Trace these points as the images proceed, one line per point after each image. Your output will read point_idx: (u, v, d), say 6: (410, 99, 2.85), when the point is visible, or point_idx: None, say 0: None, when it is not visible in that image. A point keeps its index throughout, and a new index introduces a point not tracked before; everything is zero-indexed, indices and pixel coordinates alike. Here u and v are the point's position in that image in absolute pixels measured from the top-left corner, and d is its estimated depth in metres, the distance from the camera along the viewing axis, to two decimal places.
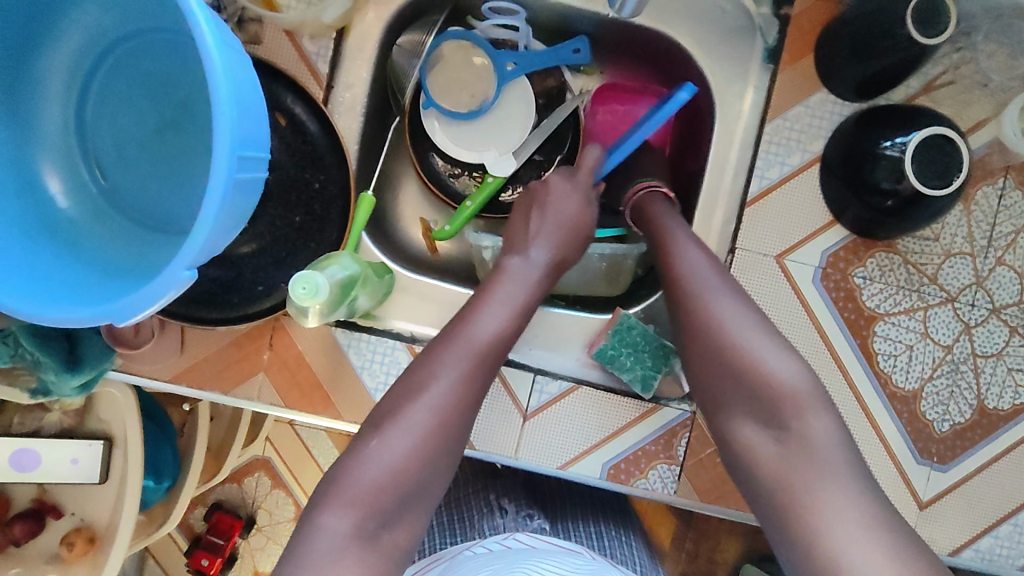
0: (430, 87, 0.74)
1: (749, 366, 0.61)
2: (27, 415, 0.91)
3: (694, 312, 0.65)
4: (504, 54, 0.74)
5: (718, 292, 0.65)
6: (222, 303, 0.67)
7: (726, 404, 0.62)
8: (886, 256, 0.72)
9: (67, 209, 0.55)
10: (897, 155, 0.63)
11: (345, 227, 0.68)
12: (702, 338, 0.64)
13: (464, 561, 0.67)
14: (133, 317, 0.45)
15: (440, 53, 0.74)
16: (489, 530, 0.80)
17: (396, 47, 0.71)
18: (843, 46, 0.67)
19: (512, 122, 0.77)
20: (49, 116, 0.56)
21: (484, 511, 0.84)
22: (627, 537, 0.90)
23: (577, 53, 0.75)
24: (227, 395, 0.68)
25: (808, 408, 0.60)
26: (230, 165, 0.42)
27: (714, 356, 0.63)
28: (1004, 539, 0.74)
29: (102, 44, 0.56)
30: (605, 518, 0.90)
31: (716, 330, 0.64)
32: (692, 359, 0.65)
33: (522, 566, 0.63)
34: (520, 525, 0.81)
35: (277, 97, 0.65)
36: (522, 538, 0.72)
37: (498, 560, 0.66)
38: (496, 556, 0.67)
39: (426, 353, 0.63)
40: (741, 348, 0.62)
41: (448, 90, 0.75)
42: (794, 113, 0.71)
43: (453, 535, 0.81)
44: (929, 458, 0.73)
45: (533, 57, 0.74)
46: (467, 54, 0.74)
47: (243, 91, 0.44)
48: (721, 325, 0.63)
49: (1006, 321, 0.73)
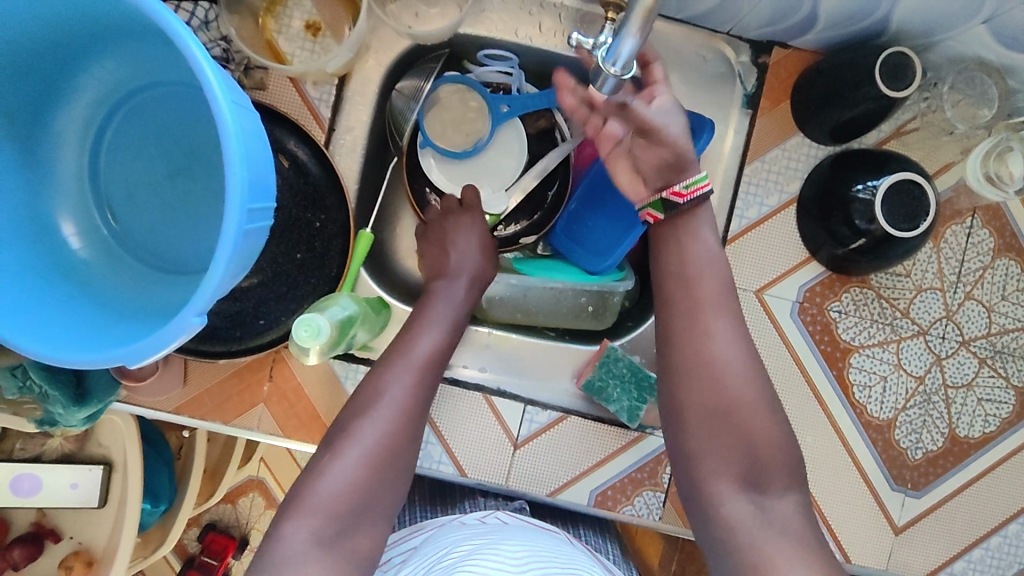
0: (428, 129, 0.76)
1: (737, 423, 0.57)
2: (29, 441, 0.93)
3: (702, 376, 0.58)
4: (497, 98, 0.75)
5: (726, 340, 0.59)
6: (226, 337, 0.70)
7: (707, 451, 0.57)
8: (860, 291, 0.76)
9: (80, 251, 0.58)
10: (869, 199, 0.67)
11: (344, 262, 0.71)
12: (700, 385, 0.58)
13: (445, 534, 0.69)
14: (145, 359, 0.47)
15: (438, 96, 0.75)
16: (468, 506, 0.82)
17: (395, 91, 0.75)
18: (816, 95, 0.71)
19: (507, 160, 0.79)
20: (65, 164, 0.59)
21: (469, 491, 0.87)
22: (606, 538, 0.92)
23: None
24: (228, 426, 0.71)
25: (751, 410, 0.57)
26: (241, 220, 0.45)
27: (705, 400, 0.58)
28: (977, 563, 0.77)
29: (117, 97, 0.60)
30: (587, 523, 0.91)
31: (717, 379, 0.58)
32: (677, 388, 0.60)
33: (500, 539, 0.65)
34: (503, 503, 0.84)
35: (281, 141, 0.69)
36: (503, 517, 0.74)
37: (479, 533, 0.67)
38: (477, 529, 0.68)
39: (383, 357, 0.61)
40: (735, 401, 0.57)
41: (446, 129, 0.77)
42: (771, 156, 0.75)
43: (433, 511, 0.85)
44: (904, 485, 0.76)
45: (525, 99, 0.75)
46: (463, 95, 0.76)
47: (253, 148, 0.47)
48: (722, 358, 0.58)
49: (976, 353, 0.77)
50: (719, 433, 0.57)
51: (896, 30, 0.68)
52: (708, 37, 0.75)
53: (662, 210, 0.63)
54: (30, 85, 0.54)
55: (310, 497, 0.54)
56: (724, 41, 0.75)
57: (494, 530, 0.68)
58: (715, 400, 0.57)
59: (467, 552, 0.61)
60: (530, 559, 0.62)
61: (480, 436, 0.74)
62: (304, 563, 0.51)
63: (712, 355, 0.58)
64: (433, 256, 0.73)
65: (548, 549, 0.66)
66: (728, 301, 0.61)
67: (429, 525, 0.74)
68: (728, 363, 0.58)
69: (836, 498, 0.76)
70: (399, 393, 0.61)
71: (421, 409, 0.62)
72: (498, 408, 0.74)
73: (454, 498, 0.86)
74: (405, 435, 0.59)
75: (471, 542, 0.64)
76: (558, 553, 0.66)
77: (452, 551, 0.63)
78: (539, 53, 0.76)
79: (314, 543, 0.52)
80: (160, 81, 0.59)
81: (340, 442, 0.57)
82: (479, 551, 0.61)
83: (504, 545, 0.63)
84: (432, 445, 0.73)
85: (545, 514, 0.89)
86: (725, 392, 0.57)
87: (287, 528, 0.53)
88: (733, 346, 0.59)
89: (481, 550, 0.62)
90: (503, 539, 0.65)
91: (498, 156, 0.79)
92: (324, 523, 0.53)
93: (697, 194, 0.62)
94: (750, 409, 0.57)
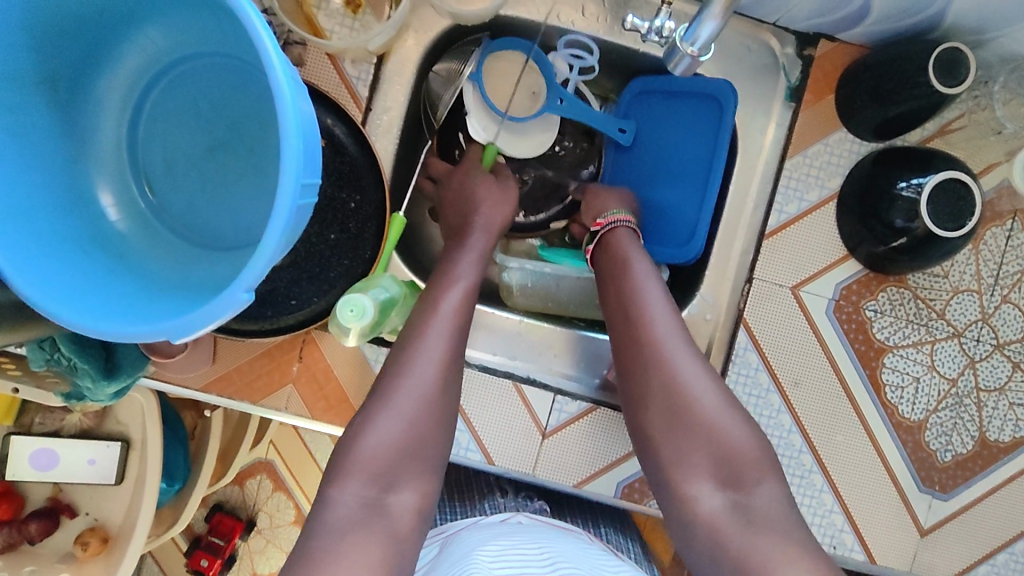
0: (487, 73, 0.77)
1: (706, 422, 0.59)
2: (48, 415, 0.92)
3: (670, 397, 0.60)
4: (555, 90, 0.76)
5: (680, 351, 0.62)
6: (257, 316, 0.69)
7: (695, 477, 0.58)
8: (897, 291, 0.75)
9: (118, 223, 0.57)
10: (914, 197, 0.65)
11: (379, 245, 0.70)
12: (662, 401, 0.60)
13: (472, 534, 0.70)
14: (190, 333, 0.47)
15: (508, 57, 0.76)
16: (488, 507, 0.82)
17: (432, 75, 0.77)
18: (864, 89, 0.70)
19: (526, 140, 0.82)
20: (103, 134, 0.58)
21: (485, 492, 0.86)
22: (625, 535, 0.92)
23: (621, 132, 0.79)
24: (256, 406, 0.71)
25: (718, 420, 0.59)
26: (294, 195, 0.44)
27: (668, 407, 0.60)
28: (1000, 567, 0.77)
29: (158, 67, 0.58)
30: (604, 518, 0.92)
31: (681, 393, 0.60)
32: (647, 414, 0.62)
33: (527, 543, 0.66)
34: (522, 504, 0.84)
35: (318, 118, 0.68)
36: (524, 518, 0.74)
37: (508, 535, 0.68)
38: (507, 532, 0.69)
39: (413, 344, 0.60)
40: (701, 408, 0.59)
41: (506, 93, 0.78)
42: (814, 150, 0.74)
43: (453, 512, 0.84)
44: (931, 487, 0.76)
45: (579, 109, 0.77)
46: (531, 75, 0.77)
47: (307, 124, 0.46)
48: (685, 370, 0.60)
49: (1009, 357, 0.76)
50: (688, 440, 0.59)
51: (949, 25, 0.66)
52: (753, 28, 0.74)
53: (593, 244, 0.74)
54: (72, 50, 0.52)
55: (350, 473, 0.54)
56: (770, 31, 0.74)
57: (516, 531, 0.69)
58: (684, 417, 0.59)
59: (496, 554, 0.62)
60: (559, 562, 0.62)
61: (509, 424, 0.73)
62: None
63: (671, 367, 0.61)
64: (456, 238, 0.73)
65: (574, 553, 0.66)
66: (681, 325, 0.64)
67: (451, 528, 0.74)
68: (691, 381, 0.60)
69: (862, 497, 0.75)
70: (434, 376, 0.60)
71: (455, 390, 0.61)
72: (528, 396, 0.73)
73: (471, 500, 0.85)
74: (438, 422, 0.58)
75: (493, 542, 0.66)
76: (582, 554, 0.67)
77: (483, 550, 0.63)
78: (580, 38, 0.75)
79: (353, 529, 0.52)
80: (203, 52, 0.58)
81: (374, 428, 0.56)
82: (499, 553, 0.62)
83: (531, 550, 0.64)
84: (460, 432, 0.73)
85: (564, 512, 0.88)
86: (694, 404, 0.59)
87: (322, 505, 0.52)
88: (691, 365, 0.61)
89: (504, 551, 0.63)
90: (530, 543, 0.66)
91: (536, 137, 0.82)
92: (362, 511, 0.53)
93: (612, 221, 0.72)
94: (719, 419, 0.59)
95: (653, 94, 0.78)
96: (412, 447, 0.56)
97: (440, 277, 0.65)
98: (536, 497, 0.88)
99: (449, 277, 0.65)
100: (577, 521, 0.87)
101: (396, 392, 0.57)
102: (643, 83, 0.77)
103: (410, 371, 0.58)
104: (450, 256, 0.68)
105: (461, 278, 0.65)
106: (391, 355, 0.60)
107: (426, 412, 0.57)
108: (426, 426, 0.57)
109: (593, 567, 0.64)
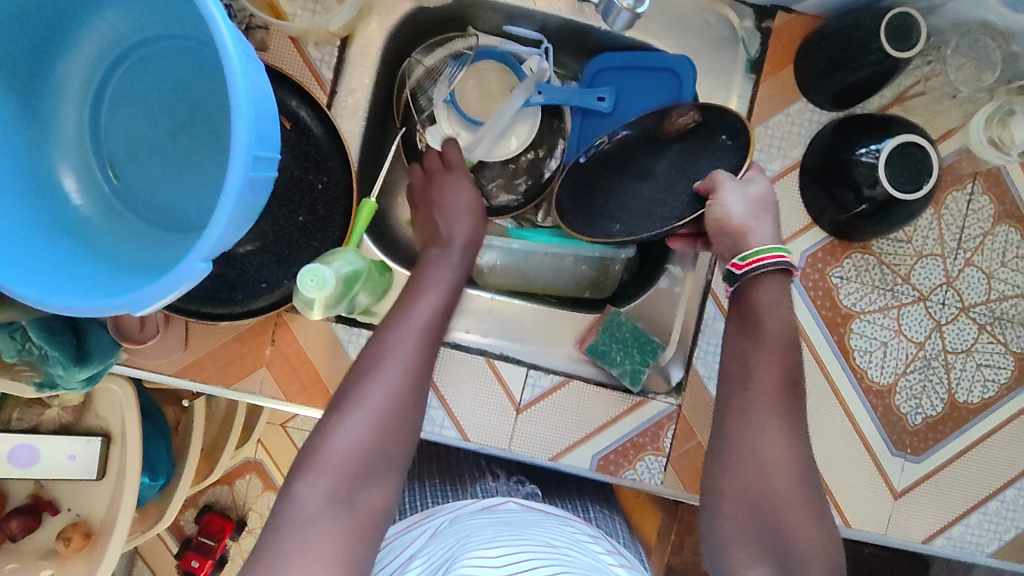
0: (457, 88, 0.79)
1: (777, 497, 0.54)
2: (26, 411, 0.91)
3: (750, 467, 0.56)
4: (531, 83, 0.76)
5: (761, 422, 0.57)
6: (228, 300, 0.70)
7: None
8: (862, 257, 0.76)
9: (82, 207, 0.58)
10: (873, 161, 0.66)
11: (346, 226, 0.70)
12: (740, 476, 0.56)
13: (468, 520, 0.69)
14: (150, 306, 0.47)
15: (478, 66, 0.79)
16: (480, 490, 0.82)
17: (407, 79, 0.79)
18: (821, 58, 0.71)
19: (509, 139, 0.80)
20: (66, 119, 0.58)
21: (478, 476, 0.87)
22: (610, 515, 0.92)
23: (601, 101, 0.78)
24: (229, 390, 0.71)
25: (783, 485, 0.54)
26: (246, 166, 0.45)
27: (748, 491, 0.55)
28: (975, 528, 0.78)
29: (117, 50, 0.59)
30: (592, 499, 0.93)
31: (757, 466, 0.55)
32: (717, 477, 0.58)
33: (525, 532, 0.66)
34: (513, 489, 0.84)
35: (283, 101, 0.69)
36: (521, 503, 0.76)
37: (505, 525, 0.67)
38: (503, 522, 0.69)
39: (375, 338, 0.61)
40: (774, 488, 0.54)
41: (479, 103, 0.80)
42: (775, 121, 0.75)
43: (444, 494, 0.84)
44: (903, 450, 0.77)
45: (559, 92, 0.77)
46: (501, 76, 0.80)
47: (259, 97, 0.47)
48: (770, 448, 0.56)
49: (975, 319, 0.77)
50: (762, 521, 0.54)
51: None
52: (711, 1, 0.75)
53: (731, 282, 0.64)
54: (30, 34, 0.53)
55: (320, 456, 0.54)
56: (728, 5, 0.75)
57: (512, 521, 0.69)
58: (756, 483, 0.55)
59: (494, 543, 0.61)
60: (558, 552, 0.62)
61: (483, 401, 0.74)
62: (314, 523, 0.51)
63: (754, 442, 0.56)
64: (429, 224, 0.72)
65: (571, 545, 0.66)
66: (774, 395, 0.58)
67: (441, 513, 0.75)
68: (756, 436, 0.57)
69: (835, 463, 0.76)
70: (405, 363, 0.59)
71: (427, 367, 0.61)
72: (501, 372, 0.74)
73: (464, 483, 0.86)
74: (411, 410, 0.58)
75: (488, 531, 0.65)
76: (581, 548, 0.66)
77: (478, 539, 0.63)
78: (541, 18, 0.76)
79: (321, 500, 0.52)
80: (162, 35, 0.58)
81: (344, 407, 0.56)
82: (495, 542, 0.62)
83: (530, 539, 0.64)
84: (434, 410, 0.73)
85: (554, 494, 0.89)
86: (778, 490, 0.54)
87: (296, 488, 0.53)
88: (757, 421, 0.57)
89: (501, 540, 0.62)
90: (528, 533, 0.65)
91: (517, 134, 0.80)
92: (330, 479, 0.53)
93: (761, 263, 0.62)
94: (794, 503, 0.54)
95: (619, 70, 0.78)
96: (385, 417, 0.56)
97: (414, 283, 0.67)
98: (529, 482, 0.88)
99: (423, 280, 0.67)
100: (567, 504, 0.88)
101: (369, 377, 0.58)
102: (606, 61, 0.78)
103: (384, 361, 0.59)
104: (427, 257, 0.69)
105: (434, 281, 0.67)
106: (369, 345, 0.61)
107: (395, 398, 0.57)
108: (395, 420, 0.57)
109: (591, 560, 0.63)
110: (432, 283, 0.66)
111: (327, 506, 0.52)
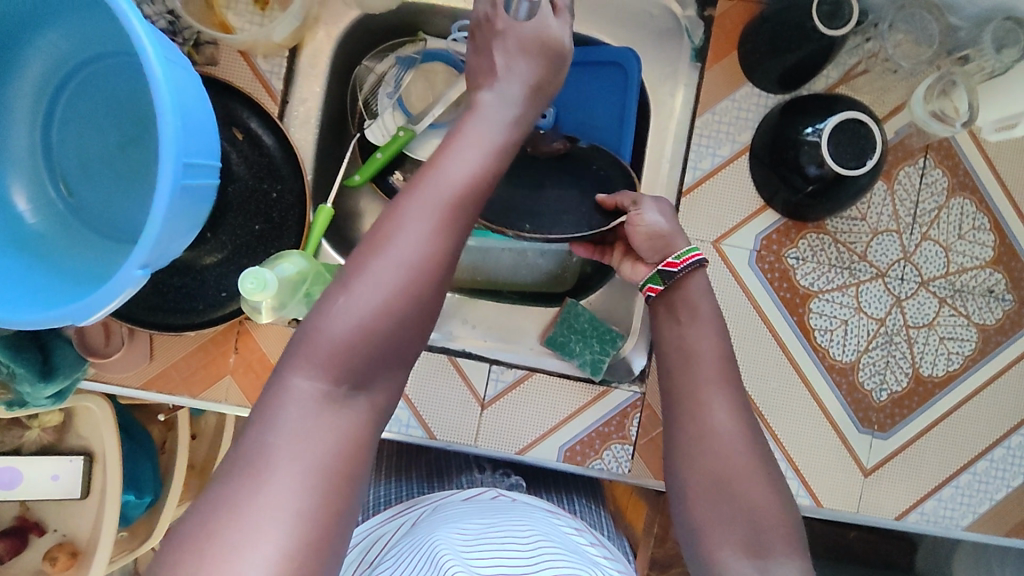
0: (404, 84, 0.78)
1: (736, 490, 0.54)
2: (6, 434, 0.92)
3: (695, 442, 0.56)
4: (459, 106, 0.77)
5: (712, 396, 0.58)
6: (188, 310, 0.71)
7: None
8: (817, 237, 0.77)
9: (35, 224, 0.59)
10: (816, 141, 0.67)
11: (301, 232, 0.71)
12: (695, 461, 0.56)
13: (452, 507, 0.70)
14: (93, 315, 0.48)
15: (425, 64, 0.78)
16: (465, 482, 0.85)
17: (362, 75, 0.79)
18: (763, 41, 0.72)
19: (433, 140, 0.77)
20: (16, 140, 0.60)
21: (465, 467, 0.88)
22: (597, 509, 0.90)
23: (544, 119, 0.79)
24: (196, 400, 0.72)
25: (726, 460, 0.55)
26: (176, 171, 0.46)
27: (704, 478, 0.55)
28: (948, 501, 0.77)
29: (63, 70, 0.60)
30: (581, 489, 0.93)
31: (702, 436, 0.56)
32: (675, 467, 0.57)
33: (507, 520, 0.65)
34: (498, 480, 0.86)
35: (233, 113, 0.70)
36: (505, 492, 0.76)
37: (487, 513, 0.67)
38: (486, 510, 0.69)
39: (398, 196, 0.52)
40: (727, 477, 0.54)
41: (420, 98, 0.78)
42: (722, 107, 0.76)
43: (430, 486, 0.86)
44: (870, 427, 0.77)
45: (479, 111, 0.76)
46: (448, 77, 0.78)
47: (187, 105, 0.48)
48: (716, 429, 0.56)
49: (935, 293, 0.77)
50: (727, 506, 0.54)
51: None
52: None
53: (661, 282, 0.65)
54: None
55: (316, 344, 0.48)
56: None
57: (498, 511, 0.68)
58: (704, 462, 0.55)
59: (475, 533, 0.61)
60: (539, 542, 0.61)
61: (447, 398, 0.74)
62: None
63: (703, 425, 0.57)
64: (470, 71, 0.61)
65: (553, 534, 0.65)
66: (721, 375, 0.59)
67: (423, 502, 0.75)
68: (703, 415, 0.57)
69: (802, 442, 0.77)
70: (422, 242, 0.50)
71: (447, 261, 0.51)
72: (463, 368, 0.75)
73: (450, 473, 0.88)
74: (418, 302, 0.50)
75: (473, 520, 0.65)
76: (564, 538, 0.66)
77: (459, 527, 0.63)
78: None
79: None
80: (108, 52, 0.60)
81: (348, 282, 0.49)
82: (477, 532, 0.62)
83: (511, 528, 0.63)
84: (399, 410, 0.74)
85: (540, 488, 0.88)
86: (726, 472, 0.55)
87: None
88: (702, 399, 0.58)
89: (483, 530, 0.62)
90: (511, 522, 0.65)
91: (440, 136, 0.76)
92: None
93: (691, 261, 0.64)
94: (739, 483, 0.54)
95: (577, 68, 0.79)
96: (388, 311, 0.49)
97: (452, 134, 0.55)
98: (514, 472, 0.90)
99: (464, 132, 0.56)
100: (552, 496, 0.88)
101: (379, 251, 0.49)
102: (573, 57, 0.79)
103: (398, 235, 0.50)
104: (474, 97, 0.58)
105: (474, 135, 0.55)
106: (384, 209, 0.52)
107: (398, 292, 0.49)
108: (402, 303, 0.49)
109: (572, 548, 0.63)
110: (466, 137, 0.55)
111: (310, 436, 0.45)
